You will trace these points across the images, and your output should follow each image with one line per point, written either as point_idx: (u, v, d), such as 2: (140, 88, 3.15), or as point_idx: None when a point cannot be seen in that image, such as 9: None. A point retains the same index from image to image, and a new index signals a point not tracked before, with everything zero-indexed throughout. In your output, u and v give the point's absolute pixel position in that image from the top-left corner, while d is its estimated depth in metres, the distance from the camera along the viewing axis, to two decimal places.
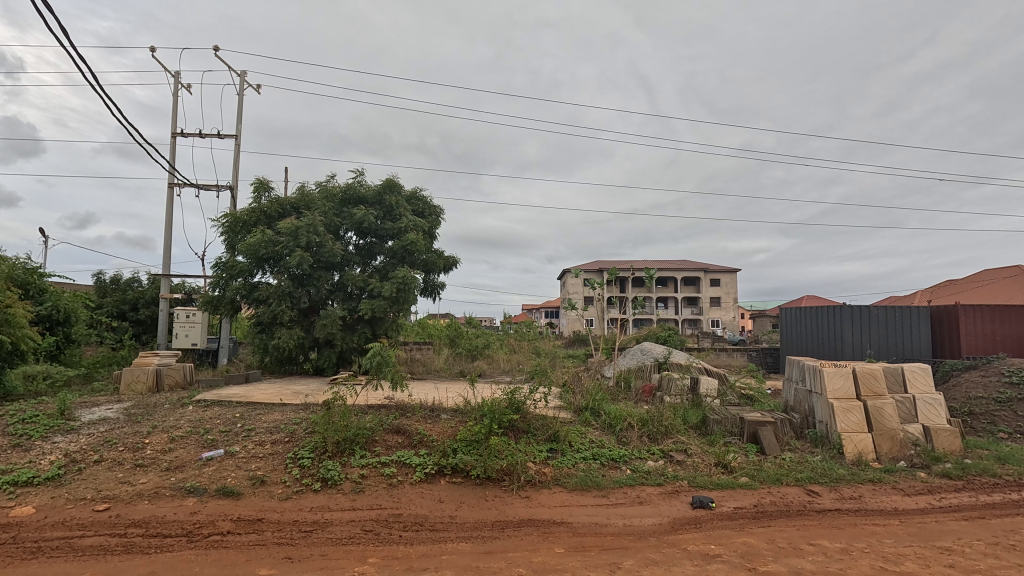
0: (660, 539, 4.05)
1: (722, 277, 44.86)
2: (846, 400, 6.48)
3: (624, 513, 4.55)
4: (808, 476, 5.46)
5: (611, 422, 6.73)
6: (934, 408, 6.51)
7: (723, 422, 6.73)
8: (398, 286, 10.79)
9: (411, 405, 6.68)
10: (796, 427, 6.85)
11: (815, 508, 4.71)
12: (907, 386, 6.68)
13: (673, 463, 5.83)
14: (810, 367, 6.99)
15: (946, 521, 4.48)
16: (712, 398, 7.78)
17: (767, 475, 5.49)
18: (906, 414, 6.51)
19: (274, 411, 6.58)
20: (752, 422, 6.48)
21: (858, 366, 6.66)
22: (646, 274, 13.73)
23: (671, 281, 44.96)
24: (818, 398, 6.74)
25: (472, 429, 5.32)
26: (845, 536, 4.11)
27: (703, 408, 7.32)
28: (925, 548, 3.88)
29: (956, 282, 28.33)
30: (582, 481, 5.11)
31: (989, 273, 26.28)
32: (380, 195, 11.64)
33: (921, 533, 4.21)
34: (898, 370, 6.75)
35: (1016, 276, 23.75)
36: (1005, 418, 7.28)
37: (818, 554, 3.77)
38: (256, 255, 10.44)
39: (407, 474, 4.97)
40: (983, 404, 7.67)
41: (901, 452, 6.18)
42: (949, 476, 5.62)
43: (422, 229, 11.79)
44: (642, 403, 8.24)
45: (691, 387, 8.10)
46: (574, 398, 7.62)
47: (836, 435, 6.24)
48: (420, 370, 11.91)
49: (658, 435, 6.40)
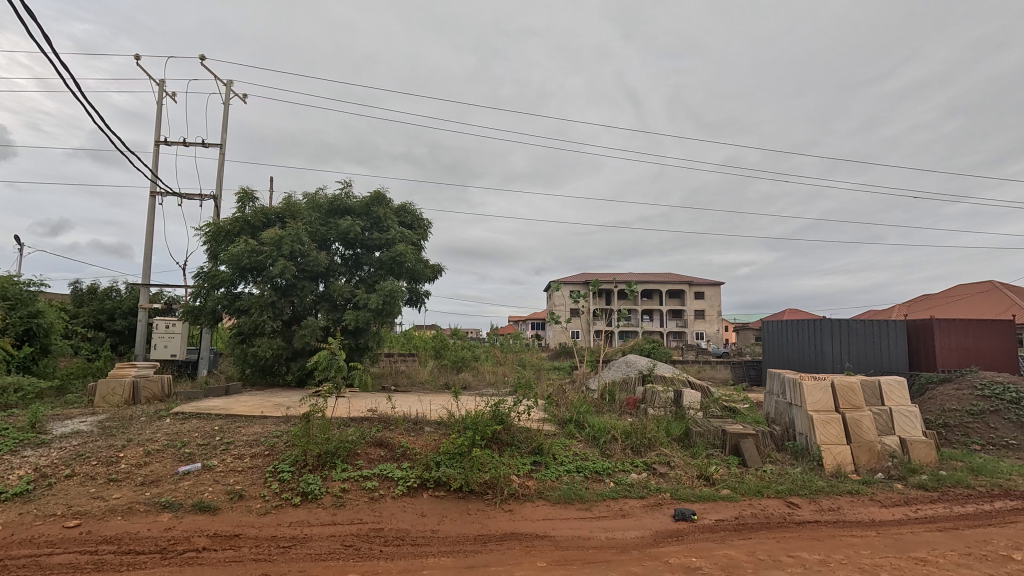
0: (643, 551, 4.05)
1: (706, 290, 45.32)
2: (825, 412, 6.57)
3: (607, 526, 4.55)
4: (788, 488, 5.52)
5: (595, 435, 6.75)
6: (911, 421, 6.64)
7: (706, 435, 6.78)
8: (382, 298, 10.72)
9: (394, 417, 6.63)
10: (777, 439, 6.91)
11: (795, 521, 4.77)
12: (884, 399, 6.79)
13: (656, 476, 5.86)
14: (790, 380, 7.13)
15: (922, 532, 4.56)
16: (695, 410, 7.83)
17: (748, 487, 5.54)
18: (883, 426, 6.63)
19: (254, 424, 6.48)
20: (734, 434, 6.55)
21: (837, 380, 6.76)
22: (632, 288, 13.73)
23: (656, 293, 45.33)
24: (798, 410, 6.83)
25: (455, 441, 5.29)
26: (824, 548, 4.16)
27: (686, 420, 7.37)
28: (901, 560, 3.94)
29: (930, 298, 29.14)
30: (565, 494, 5.11)
31: (960, 288, 27.11)
32: (368, 206, 11.63)
33: (897, 544, 4.27)
34: (876, 383, 6.87)
35: (986, 292, 24.57)
36: (978, 430, 7.46)
37: (797, 565, 3.81)
38: (240, 265, 10.32)
39: (389, 488, 4.92)
40: (957, 416, 7.84)
41: (878, 464, 6.28)
42: (925, 487, 5.74)
43: (410, 241, 11.80)
44: (627, 415, 8.27)
45: (675, 400, 8.16)
46: (558, 410, 7.62)
47: (816, 447, 6.33)
48: (405, 382, 11.83)
49: (641, 447, 6.45)
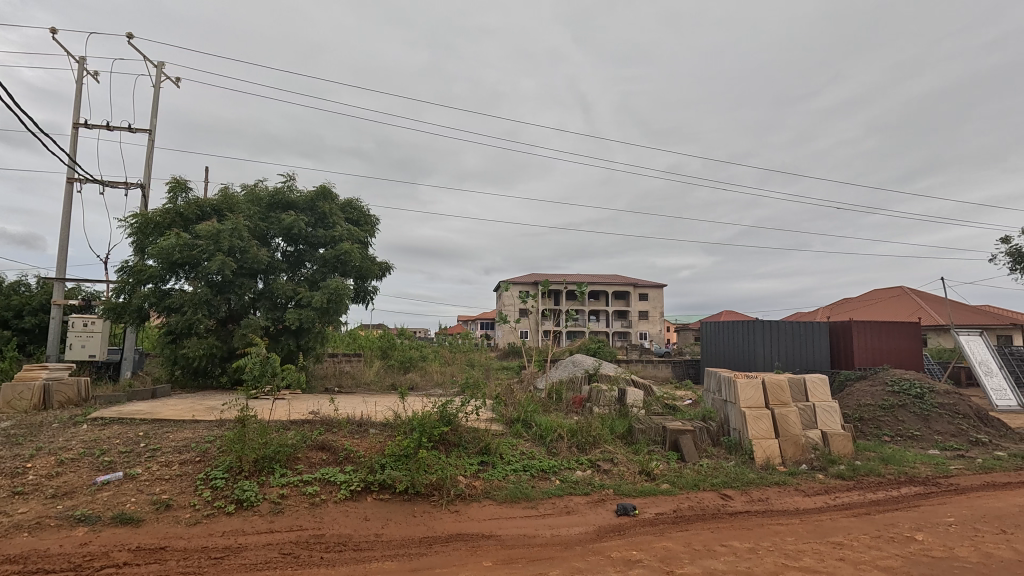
0: (586, 547, 4.15)
1: (650, 292, 46.93)
2: (756, 408, 6.97)
3: (552, 523, 4.63)
4: (722, 481, 5.82)
5: (541, 434, 6.84)
6: (831, 415, 7.16)
7: (647, 431, 7.03)
8: (327, 296, 10.38)
9: (337, 419, 6.44)
10: (713, 435, 7.27)
11: (728, 512, 5.03)
12: (808, 395, 7.28)
13: (600, 472, 6.01)
14: (725, 378, 7.51)
15: (839, 518, 4.93)
16: (638, 407, 8.10)
17: (686, 481, 5.80)
18: (807, 421, 7.12)
19: (184, 429, 6.10)
20: (674, 431, 6.82)
21: (767, 378, 7.19)
22: (579, 289, 14.00)
23: (603, 295, 46.48)
24: (733, 407, 7.21)
25: (401, 443, 5.21)
26: (753, 536, 4.41)
27: (629, 418, 7.60)
28: (821, 544, 4.24)
29: (849, 302, 31.56)
30: (511, 493, 5.15)
31: (875, 292, 29.52)
32: (312, 201, 11.22)
33: (817, 530, 4.60)
34: (802, 380, 7.36)
35: (896, 297, 26.92)
36: (888, 423, 8.15)
37: (729, 553, 4.03)
38: (170, 259, 9.68)
39: (331, 493, 4.78)
40: (871, 410, 8.52)
41: (802, 456, 6.74)
42: (843, 476, 6.21)
43: (356, 238, 11.49)
44: (573, 413, 8.43)
45: (619, 398, 8.40)
46: (506, 410, 7.67)
47: (747, 441, 6.71)
48: (349, 383, 11.51)
49: (586, 445, 6.59)
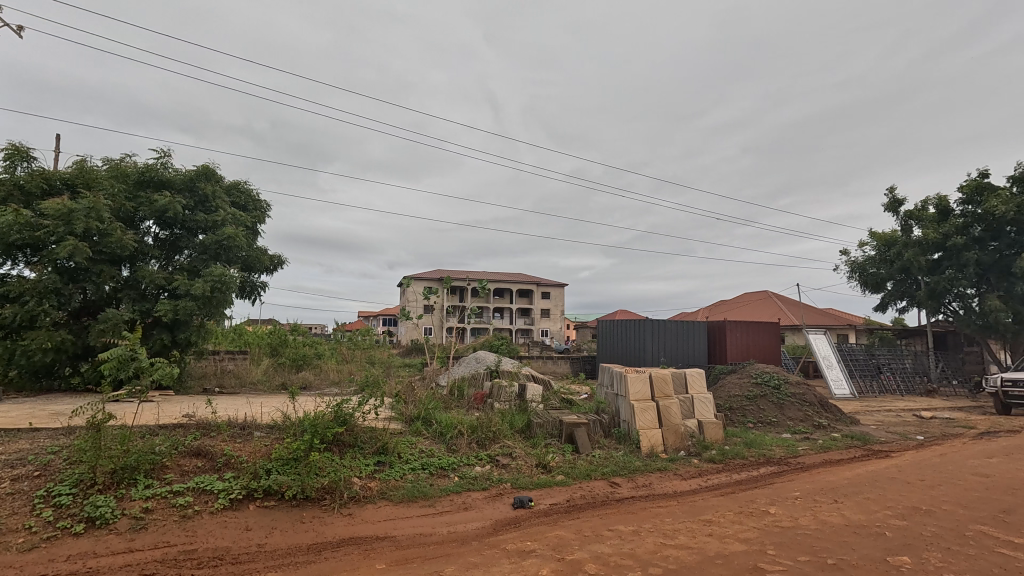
0: (482, 541, 4.19)
1: (552, 290, 48.57)
2: (643, 401, 7.51)
3: (449, 520, 4.62)
4: (611, 470, 6.21)
5: (441, 431, 6.79)
6: (706, 406, 7.93)
7: (545, 425, 7.28)
8: (210, 285, 9.46)
9: (217, 423, 5.88)
10: (605, 426, 7.71)
11: (615, 498, 5.37)
12: (688, 387, 7.99)
13: (499, 467, 6.11)
14: (617, 373, 8.00)
15: (709, 498, 5.48)
16: (537, 402, 8.36)
17: (579, 471, 6.09)
18: (686, 411, 7.82)
19: (19, 439, 5.21)
20: (569, 424, 7.13)
21: (654, 372, 7.77)
22: (483, 286, 14.11)
23: (507, 292, 47.28)
24: (623, 400, 7.71)
25: (290, 446, 4.89)
26: (636, 520, 4.75)
27: (528, 412, 7.81)
28: (693, 522, 4.68)
29: (724, 303, 35.14)
30: (409, 493, 5.05)
31: (746, 295, 33.18)
32: (191, 181, 10.12)
33: (691, 510, 5.07)
34: (682, 374, 8.06)
35: (762, 300, 30.48)
36: (752, 411, 9.22)
37: (614, 537, 4.30)
38: (3, 240, 8.22)
39: (206, 503, 4.35)
40: (739, 400, 9.57)
41: (681, 443, 7.39)
42: (714, 460, 6.91)
43: (243, 224, 10.58)
44: (474, 410, 8.48)
45: (519, 393, 8.61)
46: (405, 408, 7.51)
47: (635, 432, 7.21)
48: (233, 383, 10.58)
49: (486, 440, 6.67)
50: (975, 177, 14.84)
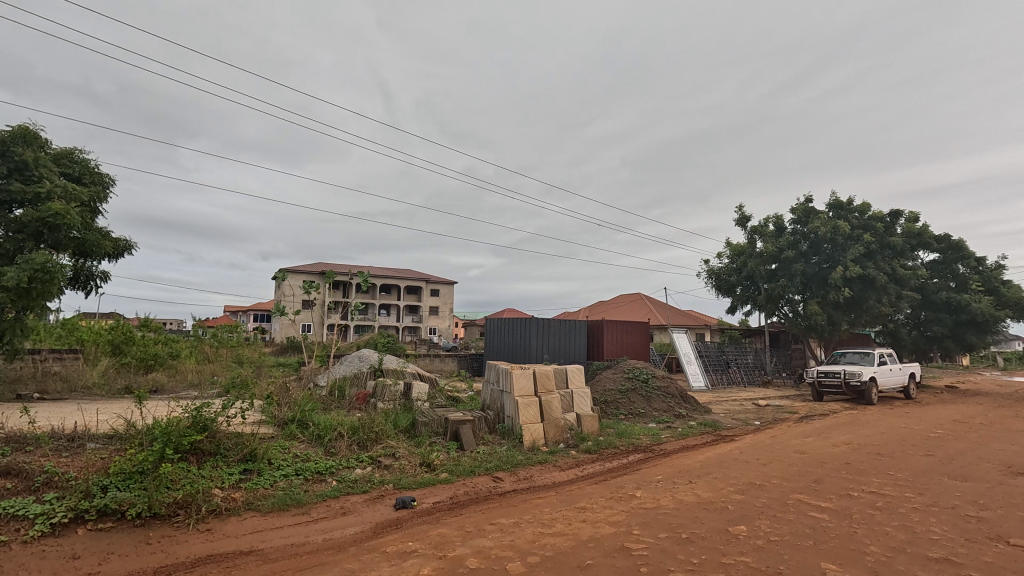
0: (361, 546, 4.03)
1: (441, 288, 48.22)
2: (527, 396, 7.76)
3: (325, 527, 4.37)
4: (495, 465, 6.33)
5: (319, 434, 6.41)
6: (584, 400, 8.43)
7: (430, 424, 7.20)
8: (28, 272, 7.86)
9: (35, 435, 4.96)
10: (490, 423, 7.85)
11: (498, 492, 5.49)
12: (568, 383, 8.42)
13: (381, 468, 5.92)
14: (503, 370, 8.18)
15: (584, 487, 5.83)
16: (422, 401, 8.24)
17: (463, 468, 6.12)
18: (566, 406, 8.24)
19: None
20: (455, 421, 7.14)
21: (537, 368, 8.07)
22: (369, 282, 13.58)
23: (395, 288, 45.99)
24: (508, 396, 7.90)
25: (134, 458, 4.28)
26: (518, 512, 4.90)
27: (413, 411, 7.67)
28: (570, 510, 4.95)
29: (603, 304, 37.62)
30: (279, 501, 4.69)
31: (622, 297, 35.86)
32: (3, 144, 8.38)
33: (567, 499, 5.36)
34: (564, 370, 8.47)
35: (635, 302, 33.17)
36: (624, 404, 10.00)
37: (496, 530, 4.39)
38: None
39: (17, 532, 3.64)
40: (613, 394, 10.32)
41: (561, 436, 7.78)
42: (589, 451, 7.37)
43: (75, 199, 8.95)
44: (355, 410, 8.13)
45: (404, 392, 8.42)
46: (278, 410, 6.97)
47: (518, 427, 7.43)
48: (59, 388, 8.98)
49: (368, 442, 6.43)
50: (802, 200, 17.57)
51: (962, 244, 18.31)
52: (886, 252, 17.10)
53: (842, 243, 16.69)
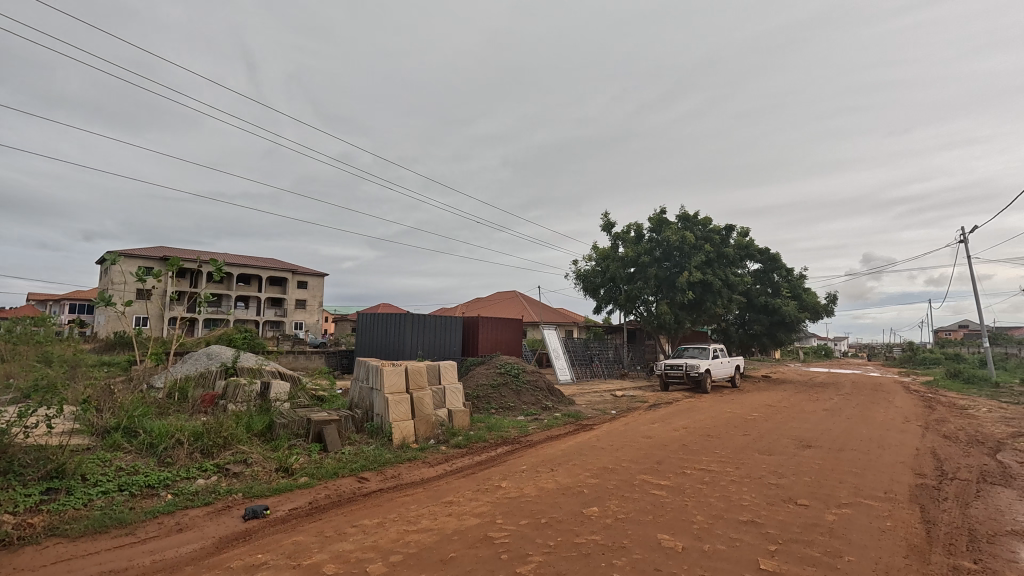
0: (200, 565, 3.62)
1: (310, 280, 45.03)
2: (397, 393, 7.59)
3: (155, 548, 3.85)
4: (360, 465, 6.10)
5: (152, 442, 5.62)
6: (457, 395, 8.50)
7: (290, 425, 6.70)
8: None
9: None
10: (357, 422, 7.55)
11: (362, 493, 5.30)
12: (441, 378, 8.41)
13: (229, 477, 5.38)
14: (373, 366, 7.91)
15: (453, 481, 5.89)
16: (282, 401, 7.65)
17: (325, 470, 5.81)
18: (438, 402, 8.23)
19: None
20: (319, 422, 6.74)
21: (410, 364, 7.93)
22: (223, 271, 12.21)
23: (255, 279, 41.91)
24: (378, 393, 7.67)
25: None
26: (382, 512, 4.78)
27: (270, 412, 7.07)
28: (437, 505, 4.97)
29: (480, 300, 38.21)
30: (95, 523, 4.02)
31: (498, 294, 36.72)
32: None
33: (435, 494, 5.37)
34: (437, 366, 8.44)
35: (510, 299, 34.28)
36: (495, 398, 10.29)
37: (358, 533, 4.25)
38: None
39: None
40: (485, 388, 10.55)
41: (431, 432, 7.75)
42: (460, 445, 7.46)
43: None
44: (200, 414, 7.27)
45: (261, 392, 7.73)
46: (98, 417, 5.96)
47: (387, 424, 7.25)
48: None
49: (214, 448, 5.79)
50: (658, 211, 19.59)
51: (777, 257, 21.86)
52: (722, 261, 19.78)
53: (688, 251, 18.92)
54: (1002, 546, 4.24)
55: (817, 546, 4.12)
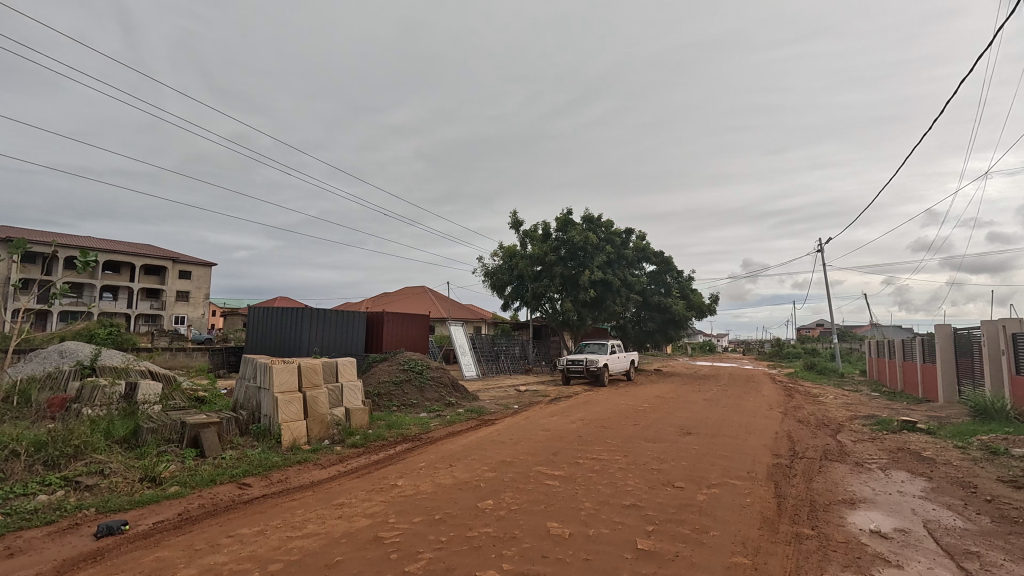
0: None
1: (195, 270, 40.90)
2: (288, 393, 7.14)
3: None
4: (242, 470, 5.67)
5: None
6: (355, 393, 8.18)
7: (160, 430, 6.04)
8: None
9: None
10: (241, 424, 7.00)
11: (243, 501, 4.93)
12: (338, 376, 8.05)
13: (78, 491, 4.73)
14: (262, 364, 7.37)
15: (346, 482, 5.68)
16: (151, 403, 6.87)
17: (200, 478, 5.32)
18: (334, 400, 7.87)
19: None
20: (195, 425, 6.15)
21: (303, 361, 7.49)
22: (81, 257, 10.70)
23: (126, 267, 37.30)
24: (266, 393, 7.16)
25: None
26: (264, 519, 4.48)
27: (136, 416, 6.33)
28: (326, 508, 4.77)
29: (387, 295, 37.12)
30: None
31: (406, 289, 35.92)
32: None
33: (325, 497, 5.14)
34: (334, 363, 8.06)
35: (418, 295, 33.66)
36: (397, 395, 10.06)
37: (234, 543, 3.94)
38: None
39: None
40: (387, 385, 10.28)
41: (325, 432, 7.40)
42: (356, 445, 7.20)
43: None
44: (45, 421, 6.32)
45: (125, 394, 6.89)
46: None
47: (276, 426, 6.80)
48: None
49: (61, 460, 5.06)
50: (564, 212, 20.30)
51: (670, 260, 23.63)
52: (621, 262, 20.98)
53: (591, 251, 19.82)
54: (835, 514, 4.94)
55: (687, 524, 4.52)
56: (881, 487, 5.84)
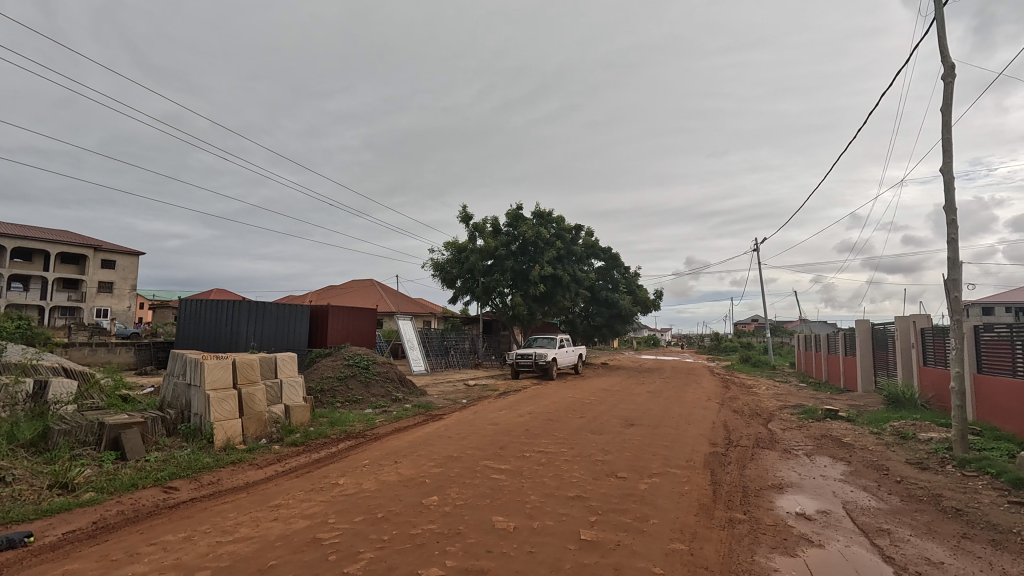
0: None
1: (120, 259, 37.96)
2: (222, 390, 6.73)
3: None
4: (169, 473, 5.31)
5: None
6: (295, 390, 7.84)
7: (74, 432, 5.54)
8: None
9: None
10: (169, 424, 6.55)
11: (168, 505, 4.61)
12: (277, 372, 7.69)
13: None
14: (192, 360, 6.92)
15: (283, 483, 5.43)
16: (64, 404, 6.30)
17: (120, 483, 4.93)
18: (272, 397, 7.50)
19: None
20: (114, 426, 5.69)
21: (238, 357, 7.07)
22: None
23: (39, 255, 34.29)
24: (197, 391, 6.73)
25: None
26: (191, 524, 4.21)
27: (46, 417, 5.79)
28: (261, 511, 4.54)
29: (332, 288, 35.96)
30: None
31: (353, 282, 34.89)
32: None
33: (260, 498, 4.90)
34: (272, 358, 7.68)
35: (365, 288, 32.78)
36: (341, 391, 9.74)
37: (156, 552, 3.67)
38: None
39: None
40: (330, 381, 9.94)
41: (263, 430, 7.04)
42: (296, 443, 6.91)
43: None
44: None
45: (33, 394, 6.28)
46: None
47: (208, 425, 6.42)
48: None
49: None
50: (515, 207, 20.34)
51: (617, 257, 24.18)
52: (570, 258, 21.27)
53: (541, 246, 19.98)
54: (765, 498, 5.23)
55: (630, 513, 4.63)
56: (806, 472, 6.24)
